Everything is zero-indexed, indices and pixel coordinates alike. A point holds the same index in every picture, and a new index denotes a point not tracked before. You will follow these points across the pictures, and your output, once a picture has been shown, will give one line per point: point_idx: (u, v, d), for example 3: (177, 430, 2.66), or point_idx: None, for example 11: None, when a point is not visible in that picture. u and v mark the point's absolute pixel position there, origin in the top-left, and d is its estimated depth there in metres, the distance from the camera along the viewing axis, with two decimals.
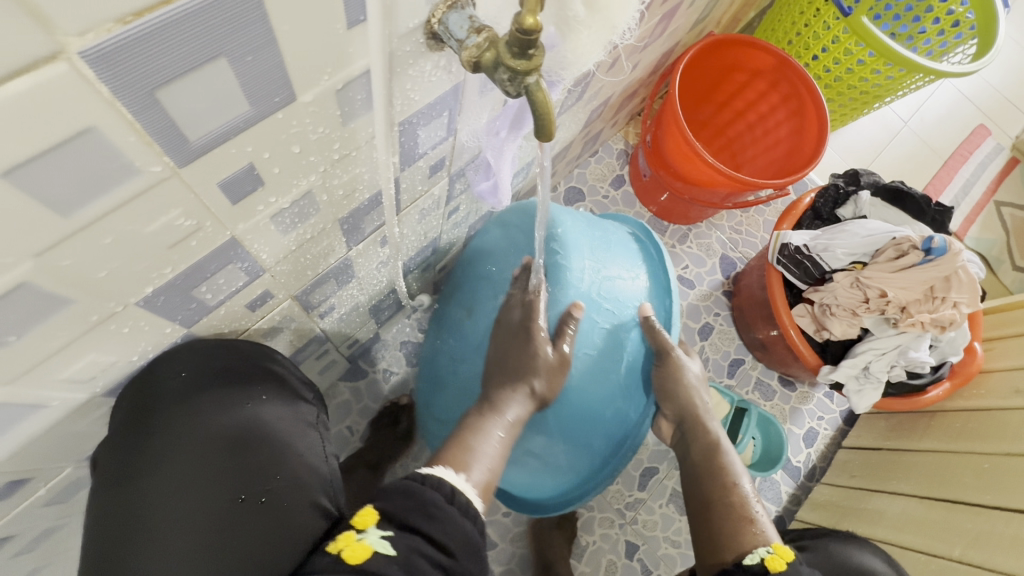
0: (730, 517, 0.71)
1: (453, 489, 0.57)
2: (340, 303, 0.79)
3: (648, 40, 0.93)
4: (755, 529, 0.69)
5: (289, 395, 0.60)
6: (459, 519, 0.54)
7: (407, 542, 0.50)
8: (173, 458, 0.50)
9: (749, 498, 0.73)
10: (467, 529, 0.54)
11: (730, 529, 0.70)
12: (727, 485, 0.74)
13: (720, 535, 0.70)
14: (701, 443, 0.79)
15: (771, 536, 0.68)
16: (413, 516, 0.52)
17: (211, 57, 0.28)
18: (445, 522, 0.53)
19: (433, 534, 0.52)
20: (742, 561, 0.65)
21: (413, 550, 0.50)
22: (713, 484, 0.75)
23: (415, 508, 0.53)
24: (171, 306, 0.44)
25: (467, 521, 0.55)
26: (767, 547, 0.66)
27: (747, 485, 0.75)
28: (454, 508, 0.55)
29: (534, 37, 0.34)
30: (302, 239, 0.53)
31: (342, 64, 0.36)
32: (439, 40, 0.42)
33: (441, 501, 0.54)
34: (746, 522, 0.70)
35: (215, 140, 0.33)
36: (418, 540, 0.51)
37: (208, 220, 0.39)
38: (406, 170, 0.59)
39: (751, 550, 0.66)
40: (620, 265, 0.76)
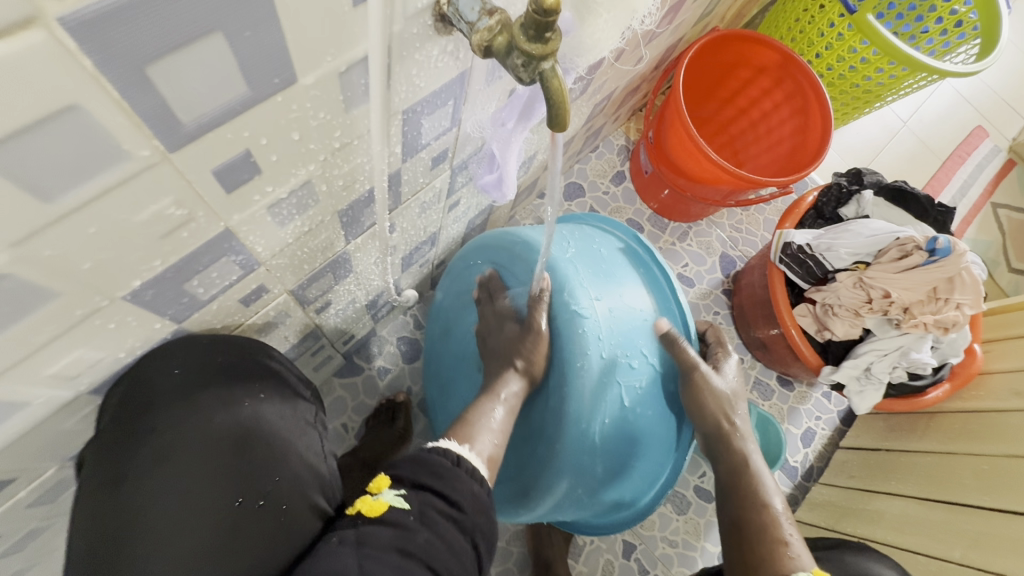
0: (763, 539, 0.66)
1: (459, 454, 0.56)
2: (336, 298, 0.77)
3: (654, 32, 0.91)
4: (790, 552, 0.64)
5: (289, 393, 0.58)
6: (468, 479, 0.54)
7: (419, 498, 0.51)
8: (168, 459, 0.48)
9: (782, 518, 0.68)
10: (476, 489, 0.54)
11: (763, 552, 0.65)
12: (759, 505, 0.70)
13: (756, 559, 0.65)
14: (728, 461, 0.75)
15: (809, 562, 0.63)
16: (421, 476, 0.52)
17: (206, 31, 0.26)
18: (453, 481, 0.53)
19: (443, 491, 0.52)
20: None
21: (425, 504, 0.50)
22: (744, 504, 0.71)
23: (424, 469, 0.53)
24: (161, 300, 0.42)
25: (475, 480, 0.54)
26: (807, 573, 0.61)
27: (780, 503, 0.70)
28: (461, 470, 0.54)
29: (552, 20, 0.33)
30: (299, 232, 0.50)
31: (346, 46, 0.34)
32: (447, 23, 0.40)
33: (447, 463, 0.54)
34: (780, 544, 0.65)
35: (210, 123, 0.31)
36: (429, 497, 0.51)
37: (201, 210, 0.37)
38: (408, 161, 0.56)
39: None
40: (623, 296, 0.73)
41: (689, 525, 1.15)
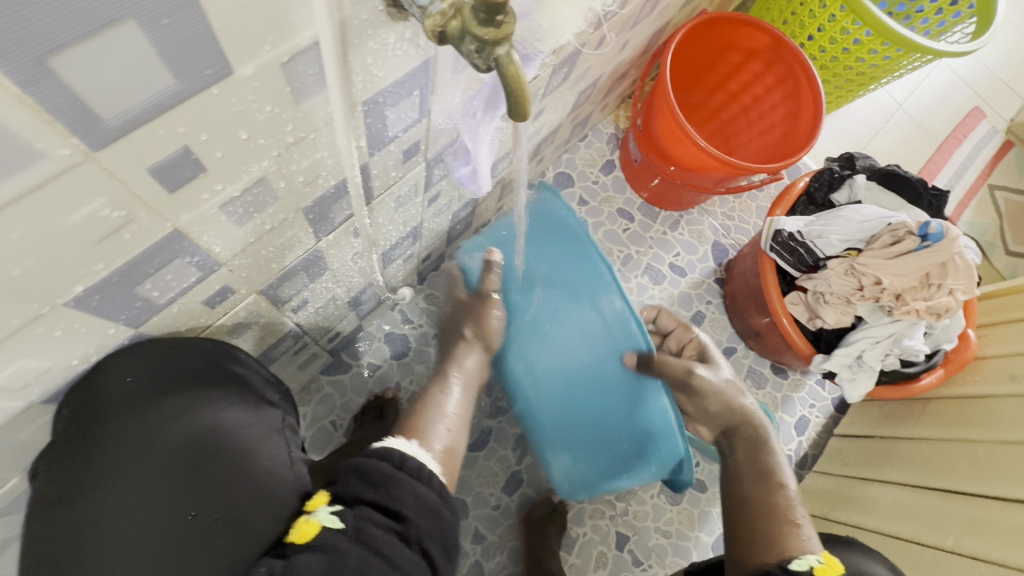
0: (775, 518, 0.68)
1: (402, 454, 0.54)
2: (314, 296, 0.75)
3: (638, 16, 0.88)
4: (802, 534, 0.65)
5: (253, 399, 0.56)
6: (409, 482, 0.52)
7: (355, 513, 0.49)
8: (120, 470, 0.47)
9: (796, 500, 0.70)
10: (419, 491, 0.52)
11: (772, 532, 0.66)
12: (774, 487, 0.71)
13: (763, 537, 0.66)
14: (745, 444, 0.77)
15: (817, 546, 0.64)
16: (357, 488, 0.51)
17: (115, 19, 0.24)
18: (392, 486, 0.51)
19: (379, 501, 0.50)
20: (788, 565, 0.60)
21: (362, 519, 0.49)
22: (757, 485, 0.72)
23: (360, 481, 0.52)
24: (111, 305, 0.40)
25: (419, 483, 0.53)
26: (817, 556, 0.62)
27: (793, 484, 0.72)
28: (404, 472, 0.53)
29: (502, 2, 0.31)
30: (260, 231, 0.49)
31: (287, 34, 0.32)
32: (401, 9, 0.38)
33: (387, 468, 0.52)
34: (791, 524, 0.67)
35: (136, 119, 0.29)
36: (365, 509, 0.50)
37: (142, 210, 0.35)
38: (376, 154, 0.54)
39: (799, 556, 0.62)
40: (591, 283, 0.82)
41: (682, 516, 1.15)
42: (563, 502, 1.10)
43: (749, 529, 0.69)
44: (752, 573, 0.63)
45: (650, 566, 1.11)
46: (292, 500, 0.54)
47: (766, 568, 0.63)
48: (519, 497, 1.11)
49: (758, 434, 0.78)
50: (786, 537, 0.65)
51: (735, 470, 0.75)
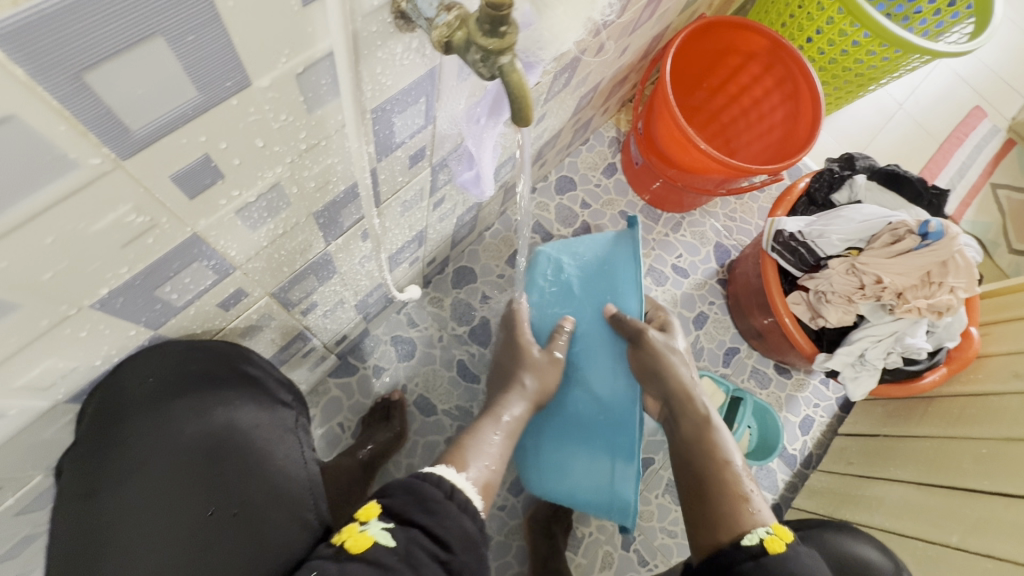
0: (724, 498, 0.70)
1: (454, 485, 0.57)
2: (323, 299, 0.77)
3: (637, 22, 0.90)
4: (750, 508, 0.69)
5: (265, 399, 0.58)
6: (460, 515, 0.54)
7: (406, 534, 0.51)
8: (140, 467, 0.48)
9: (742, 473, 0.72)
10: (467, 526, 0.54)
11: (724, 513, 0.69)
12: (721, 463, 0.73)
13: (719, 516, 0.69)
14: (691, 419, 0.77)
15: (767, 517, 0.68)
16: (411, 510, 0.53)
17: (144, 36, 0.26)
18: (444, 517, 0.54)
19: (431, 529, 0.52)
20: (742, 542, 0.65)
21: (412, 542, 0.51)
22: (708, 462, 0.73)
23: (415, 503, 0.54)
24: (133, 308, 0.42)
25: (467, 517, 0.55)
26: (767, 528, 0.66)
27: (740, 460, 0.73)
28: (454, 503, 0.55)
29: (506, 13, 0.33)
30: (273, 235, 0.50)
31: (301, 46, 0.34)
32: (408, 20, 0.40)
33: (440, 497, 0.55)
34: (740, 501, 0.69)
35: (161, 129, 0.31)
36: (417, 533, 0.52)
37: (164, 216, 0.37)
38: (383, 160, 0.56)
39: (750, 530, 0.66)
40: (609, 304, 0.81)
41: None
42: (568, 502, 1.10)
43: (703, 510, 0.71)
44: (711, 556, 0.67)
45: (656, 565, 1.11)
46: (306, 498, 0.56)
47: (720, 547, 0.67)
48: (525, 497, 1.12)
49: (698, 411, 0.77)
50: (737, 517, 0.68)
51: (680, 448, 0.77)
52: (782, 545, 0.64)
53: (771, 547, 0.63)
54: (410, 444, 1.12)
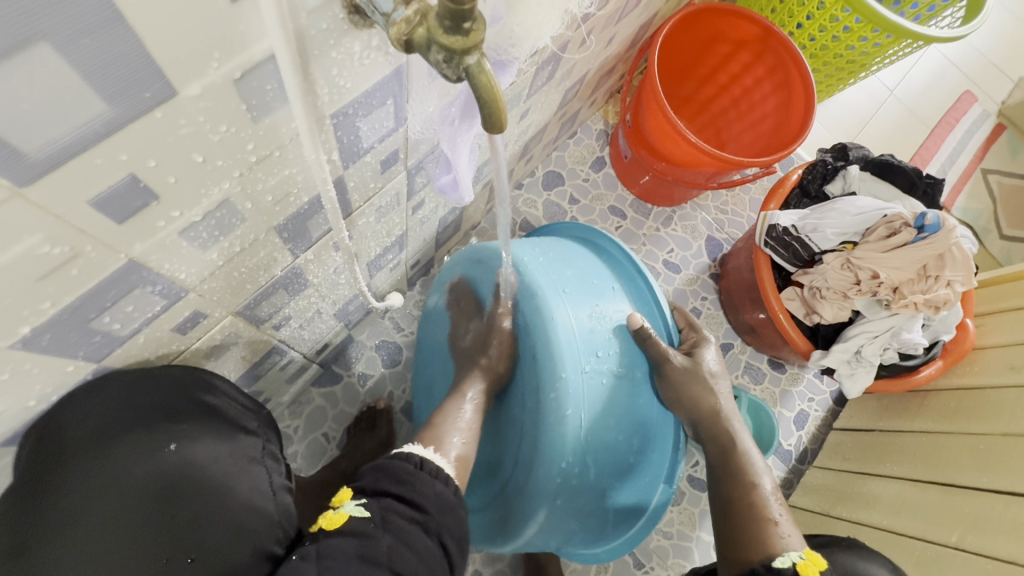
0: (752, 519, 0.66)
1: (422, 458, 0.58)
2: (297, 312, 0.73)
3: (624, 10, 0.86)
4: (780, 530, 0.64)
5: (226, 430, 0.53)
6: (431, 482, 0.56)
7: (380, 505, 0.52)
8: (80, 516, 0.44)
9: (771, 496, 0.68)
10: (439, 489, 0.56)
11: (753, 529, 0.65)
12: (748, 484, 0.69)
13: (745, 535, 0.65)
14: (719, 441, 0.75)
15: (797, 542, 0.63)
16: (383, 483, 0.54)
17: (25, 42, 0.22)
18: (415, 484, 0.55)
19: (404, 495, 0.54)
20: (771, 563, 0.60)
21: (387, 510, 0.52)
22: (733, 484, 0.70)
23: (385, 476, 0.55)
24: (65, 343, 0.38)
25: (438, 482, 0.57)
26: (798, 552, 0.61)
27: (769, 483, 0.70)
28: (424, 472, 0.57)
29: (468, 7, 0.29)
30: (230, 253, 0.46)
31: (236, 49, 0.30)
32: (364, 16, 0.35)
33: (410, 468, 0.56)
34: (768, 522, 0.65)
35: (67, 149, 0.27)
36: (390, 501, 0.53)
37: (89, 243, 0.32)
38: (351, 167, 0.52)
39: (781, 553, 0.61)
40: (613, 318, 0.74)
41: (684, 516, 1.13)
42: None
43: (731, 529, 0.67)
44: None
45: (652, 568, 1.09)
46: (274, 535, 0.52)
47: (751, 566, 0.62)
48: None
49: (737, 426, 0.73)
50: (766, 539, 0.63)
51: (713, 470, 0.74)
52: (817, 571, 0.58)
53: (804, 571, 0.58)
54: None
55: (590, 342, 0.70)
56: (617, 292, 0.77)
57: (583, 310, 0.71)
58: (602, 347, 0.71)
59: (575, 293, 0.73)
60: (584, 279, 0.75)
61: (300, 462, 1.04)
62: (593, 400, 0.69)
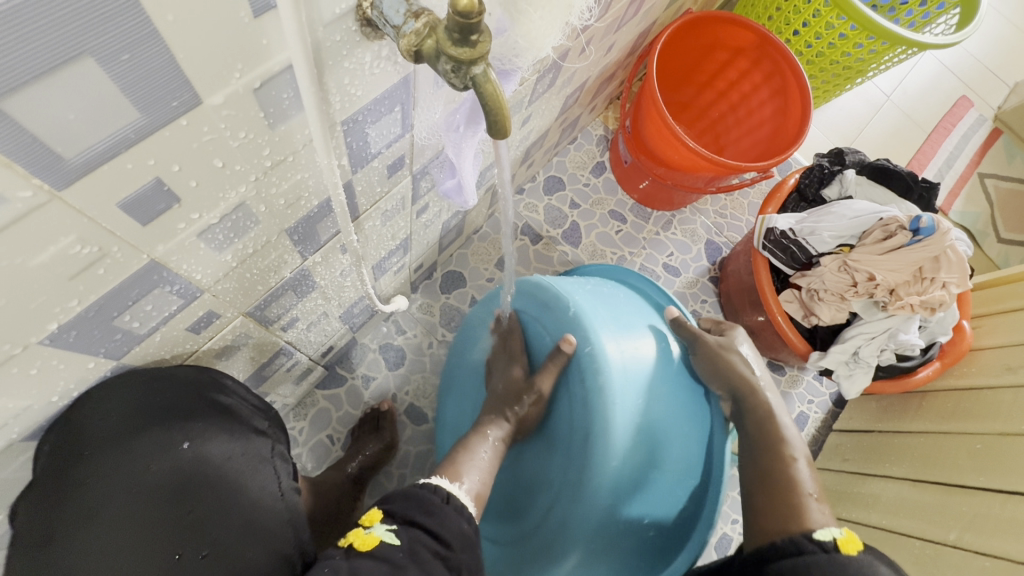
0: (788, 493, 0.64)
1: (449, 493, 0.58)
2: (304, 314, 0.74)
3: (622, 18, 0.88)
4: (817, 505, 0.62)
5: (239, 429, 0.55)
6: (456, 517, 0.55)
7: (410, 534, 0.52)
8: (99, 510, 0.45)
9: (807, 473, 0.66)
10: (463, 526, 0.55)
11: (789, 503, 0.63)
12: (785, 461, 0.68)
13: (781, 509, 0.63)
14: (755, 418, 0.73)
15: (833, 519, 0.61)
16: (412, 512, 0.54)
17: (71, 57, 0.24)
18: (441, 517, 0.55)
19: (432, 527, 0.53)
20: (811, 536, 0.58)
21: (415, 540, 0.51)
22: (770, 459, 0.69)
23: (415, 506, 0.55)
24: (88, 340, 0.40)
25: (463, 518, 0.56)
26: (839, 529, 0.59)
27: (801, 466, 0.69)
28: (450, 507, 0.56)
29: (476, 20, 0.30)
30: (243, 254, 0.48)
31: (257, 60, 0.31)
32: (375, 28, 0.37)
33: (438, 501, 0.56)
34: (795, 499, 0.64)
35: (101, 156, 0.28)
36: (418, 532, 0.52)
37: (115, 244, 0.34)
38: (359, 171, 0.54)
39: (819, 527, 0.59)
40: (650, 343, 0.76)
41: None
42: None
43: (766, 502, 0.65)
44: (774, 545, 0.60)
45: None
46: (286, 533, 0.54)
47: (788, 536, 0.60)
48: None
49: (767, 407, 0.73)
50: (801, 512, 0.62)
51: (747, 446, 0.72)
52: (856, 549, 0.56)
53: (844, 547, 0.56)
54: (402, 453, 1.10)
55: (634, 369, 0.73)
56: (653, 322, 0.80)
57: (622, 339, 0.75)
58: (643, 372, 0.73)
59: (615, 322, 0.77)
60: (617, 308, 0.79)
61: (306, 463, 1.06)
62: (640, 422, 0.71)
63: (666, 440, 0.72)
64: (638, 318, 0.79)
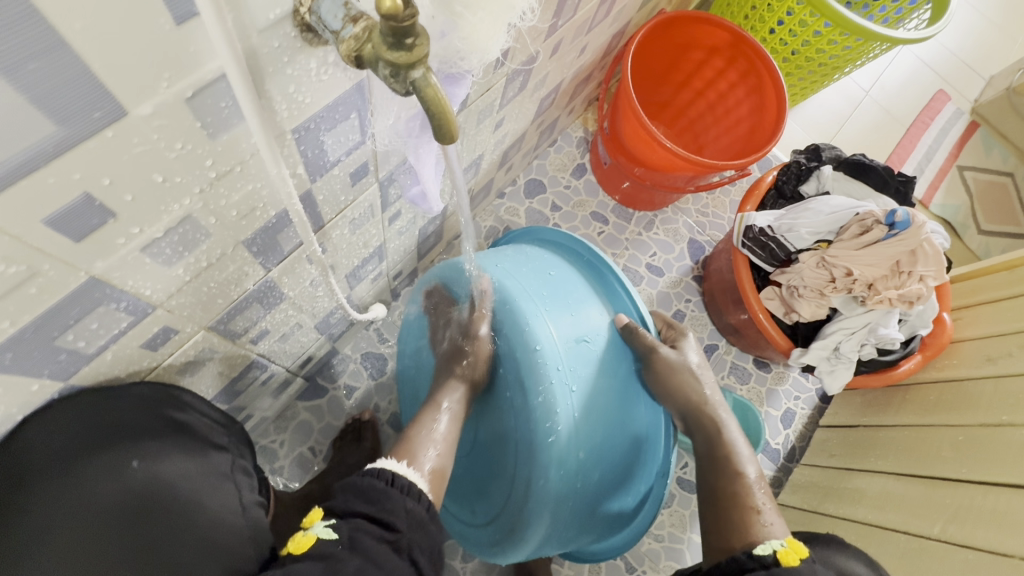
0: (737, 507, 0.67)
1: (394, 474, 0.57)
2: (275, 326, 0.73)
3: (594, 20, 0.87)
4: (763, 519, 0.65)
5: (196, 446, 0.54)
6: (401, 498, 0.55)
7: (349, 525, 0.52)
8: (42, 539, 0.43)
9: (755, 486, 0.69)
10: (411, 506, 0.55)
11: (735, 520, 0.66)
12: (733, 474, 0.71)
13: (728, 524, 0.66)
14: (705, 433, 0.76)
15: (779, 530, 0.63)
16: (353, 503, 0.54)
17: None
18: (384, 501, 0.55)
19: (373, 514, 0.53)
20: (752, 551, 0.60)
21: (356, 530, 0.51)
22: (720, 474, 0.71)
23: (354, 497, 0.55)
24: (30, 360, 0.39)
25: (410, 498, 0.56)
26: (780, 540, 0.60)
27: (753, 471, 0.71)
28: (395, 488, 0.56)
29: (409, 24, 0.30)
30: (197, 268, 0.46)
31: (186, 69, 0.30)
32: (317, 33, 0.36)
33: (380, 485, 0.56)
34: (752, 511, 0.66)
35: (18, 170, 0.27)
36: (360, 521, 0.52)
37: (46, 262, 0.33)
38: (319, 180, 0.53)
39: (761, 541, 0.61)
40: (583, 328, 0.73)
41: (674, 518, 1.14)
42: None
43: (717, 517, 0.68)
44: (720, 561, 0.62)
45: (644, 572, 1.09)
46: (247, 550, 0.54)
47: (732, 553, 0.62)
48: None
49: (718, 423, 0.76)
50: (748, 526, 0.64)
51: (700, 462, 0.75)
52: (798, 559, 0.57)
53: (784, 559, 0.57)
54: None
55: (577, 353, 0.71)
56: (586, 303, 0.75)
57: (561, 330, 0.70)
58: (588, 353, 0.71)
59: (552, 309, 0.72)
60: (544, 286, 0.74)
61: (288, 475, 1.04)
62: (584, 408, 0.69)
63: (608, 431, 0.71)
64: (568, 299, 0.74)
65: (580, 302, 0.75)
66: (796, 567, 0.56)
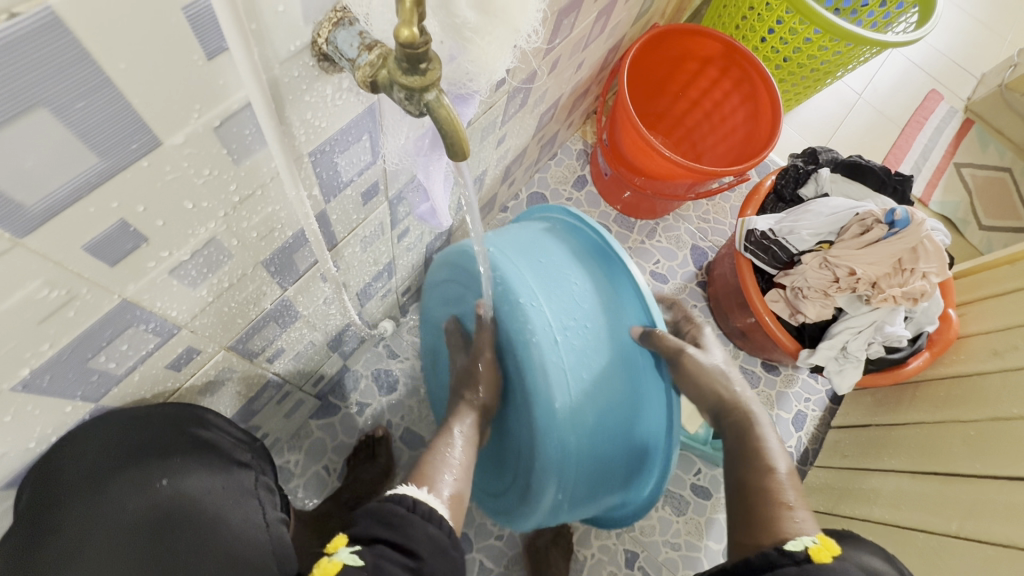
0: (766, 503, 0.66)
1: (416, 499, 0.58)
2: (289, 344, 0.74)
3: (590, 36, 0.90)
4: (795, 516, 0.63)
5: (220, 463, 0.54)
6: (421, 523, 0.55)
7: (372, 552, 0.52)
8: (75, 555, 0.45)
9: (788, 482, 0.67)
10: (432, 532, 0.55)
11: (765, 514, 0.64)
12: (762, 468, 0.69)
13: (758, 519, 0.65)
14: (736, 424, 0.74)
15: (812, 528, 0.62)
16: (375, 529, 0.54)
17: (25, 107, 0.25)
18: (405, 528, 0.54)
19: (394, 540, 0.53)
20: (783, 547, 0.59)
21: (380, 557, 0.51)
22: (749, 467, 0.70)
23: (376, 522, 0.55)
24: (64, 383, 0.40)
25: (431, 523, 0.56)
26: (812, 537, 0.59)
27: (785, 466, 0.69)
28: (416, 514, 0.56)
29: (423, 50, 0.31)
30: (219, 289, 0.48)
31: (215, 99, 0.32)
32: (332, 62, 0.38)
33: (401, 510, 0.56)
34: (783, 507, 0.64)
35: (63, 200, 0.29)
36: (384, 548, 0.52)
37: (84, 287, 0.35)
38: (332, 200, 0.54)
39: (794, 537, 0.60)
40: (582, 313, 0.68)
41: (689, 526, 1.13)
42: (567, 525, 1.08)
43: (746, 511, 0.67)
44: (750, 556, 0.62)
45: None
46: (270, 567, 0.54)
47: (762, 549, 0.61)
48: None
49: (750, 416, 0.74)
50: (778, 522, 0.63)
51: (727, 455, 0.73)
52: (830, 557, 0.57)
53: (817, 556, 0.56)
54: None
55: (573, 338, 0.67)
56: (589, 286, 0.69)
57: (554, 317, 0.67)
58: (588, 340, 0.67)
59: (548, 294, 0.68)
60: (541, 269, 0.69)
61: (302, 495, 1.05)
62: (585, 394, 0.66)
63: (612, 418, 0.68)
64: (564, 281, 0.69)
65: (582, 287, 0.69)
66: (828, 564, 0.56)
